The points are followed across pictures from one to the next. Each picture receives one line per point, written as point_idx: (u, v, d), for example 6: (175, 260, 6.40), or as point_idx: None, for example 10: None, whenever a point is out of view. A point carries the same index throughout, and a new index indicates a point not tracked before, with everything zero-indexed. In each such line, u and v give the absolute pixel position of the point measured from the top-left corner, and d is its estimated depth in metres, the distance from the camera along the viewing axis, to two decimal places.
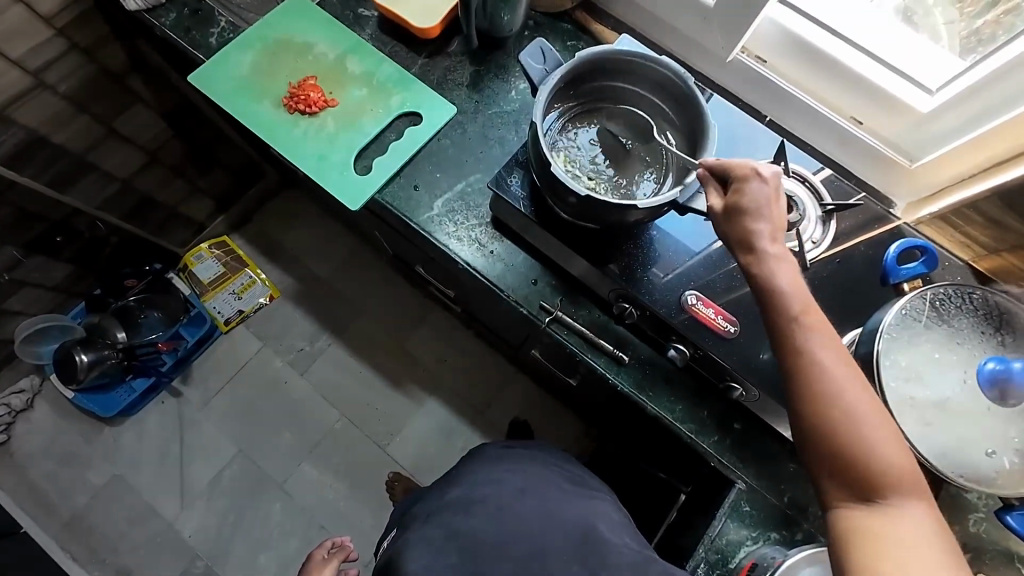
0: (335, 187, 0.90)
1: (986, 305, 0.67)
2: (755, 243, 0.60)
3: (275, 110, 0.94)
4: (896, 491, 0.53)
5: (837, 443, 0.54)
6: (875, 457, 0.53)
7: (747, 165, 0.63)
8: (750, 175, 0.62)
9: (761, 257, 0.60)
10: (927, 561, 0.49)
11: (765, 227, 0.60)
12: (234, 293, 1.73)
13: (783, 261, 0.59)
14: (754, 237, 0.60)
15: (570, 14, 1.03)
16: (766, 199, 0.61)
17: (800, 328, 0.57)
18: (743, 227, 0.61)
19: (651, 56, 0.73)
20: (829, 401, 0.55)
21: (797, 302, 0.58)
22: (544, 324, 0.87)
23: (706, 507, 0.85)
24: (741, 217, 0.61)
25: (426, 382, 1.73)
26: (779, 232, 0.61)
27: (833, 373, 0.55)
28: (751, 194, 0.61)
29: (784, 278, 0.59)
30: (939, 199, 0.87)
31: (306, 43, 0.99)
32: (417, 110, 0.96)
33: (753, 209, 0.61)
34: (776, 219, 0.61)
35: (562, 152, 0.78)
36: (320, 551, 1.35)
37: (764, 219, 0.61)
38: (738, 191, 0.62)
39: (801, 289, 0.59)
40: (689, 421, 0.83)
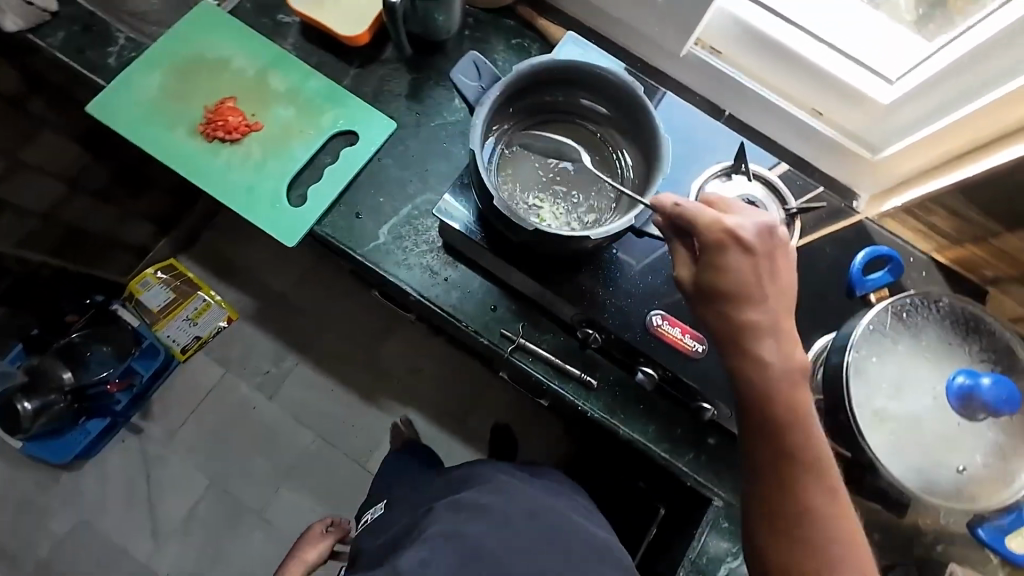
0: (266, 222, 0.82)
1: (954, 315, 0.65)
2: (742, 327, 0.56)
3: (191, 139, 0.84)
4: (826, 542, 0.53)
5: (792, 538, 0.54)
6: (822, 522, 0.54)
7: (728, 224, 0.56)
8: (724, 239, 0.56)
9: (742, 314, 0.56)
10: None
11: (751, 288, 0.56)
12: (188, 319, 1.62)
13: (768, 345, 0.56)
14: (732, 294, 0.56)
15: (513, 9, 0.95)
16: (747, 262, 0.56)
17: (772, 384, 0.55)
18: (719, 308, 0.56)
19: (598, 66, 0.67)
20: (792, 495, 0.54)
21: (770, 361, 0.55)
22: (507, 352, 0.82)
23: (683, 527, 0.84)
24: (718, 299, 0.56)
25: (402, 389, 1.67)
26: (778, 305, 0.56)
27: (808, 467, 0.54)
28: (732, 268, 0.55)
29: (770, 365, 0.55)
30: (900, 191, 0.85)
31: (222, 59, 0.88)
32: (352, 128, 0.87)
33: (731, 268, 0.56)
34: (762, 282, 0.56)
35: (508, 182, 0.73)
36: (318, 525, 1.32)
37: (751, 299, 0.56)
38: (715, 260, 0.56)
39: (790, 376, 0.56)
40: (663, 441, 0.81)
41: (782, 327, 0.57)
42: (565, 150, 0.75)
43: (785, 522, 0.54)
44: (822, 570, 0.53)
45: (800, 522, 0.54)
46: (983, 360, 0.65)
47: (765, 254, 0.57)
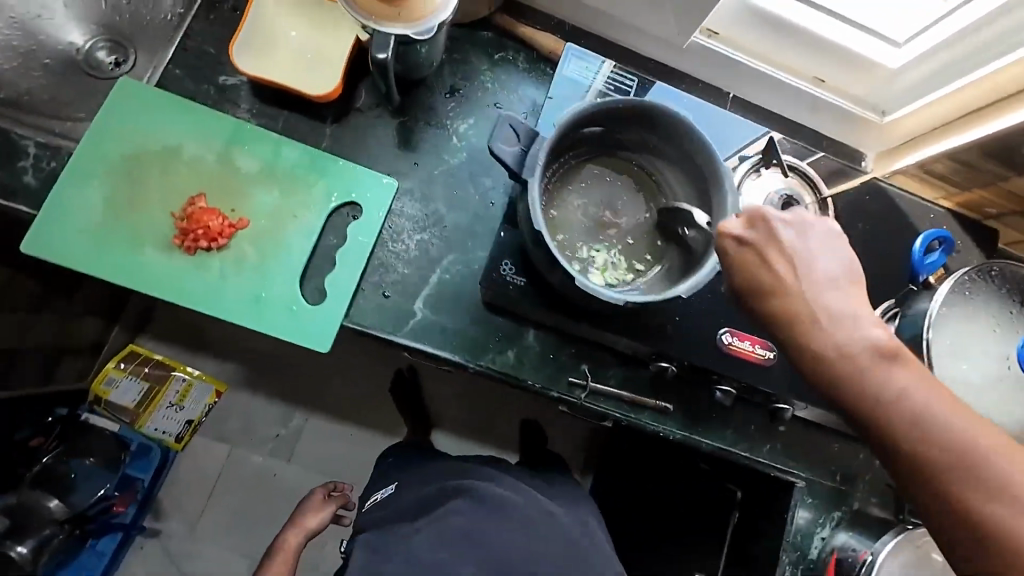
0: (290, 332, 0.72)
1: (1007, 281, 0.68)
2: (782, 329, 0.51)
3: (168, 257, 0.70)
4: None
5: (987, 560, 0.43)
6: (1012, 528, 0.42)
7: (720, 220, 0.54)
8: (719, 240, 0.54)
9: (776, 317, 0.51)
10: None
11: (772, 278, 0.51)
12: (172, 404, 1.49)
13: (826, 339, 0.49)
14: (758, 294, 0.52)
15: (489, 20, 0.84)
16: (751, 251, 0.53)
17: (848, 385, 0.48)
18: (755, 311, 0.52)
19: (654, 102, 0.61)
20: (949, 505, 0.44)
21: (832, 359, 0.49)
22: (581, 399, 0.79)
23: (771, 510, 0.88)
24: (743, 298, 0.53)
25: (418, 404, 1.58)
26: (807, 287, 0.51)
27: (943, 463, 0.44)
28: (743, 262, 0.53)
29: (839, 364, 0.48)
30: (909, 150, 0.86)
31: (170, 148, 0.73)
32: (352, 199, 0.77)
33: (743, 267, 0.53)
34: (781, 264, 0.52)
35: (562, 241, 0.67)
36: (319, 492, 1.28)
37: (777, 291, 0.51)
38: (724, 258, 0.53)
39: (874, 366, 0.48)
40: (741, 441, 0.83)
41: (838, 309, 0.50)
42: (616, 188, 0.70)
43: (971, 541, 0.43)
44: None
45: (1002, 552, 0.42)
46: None
47: (765, 237, 0.52)
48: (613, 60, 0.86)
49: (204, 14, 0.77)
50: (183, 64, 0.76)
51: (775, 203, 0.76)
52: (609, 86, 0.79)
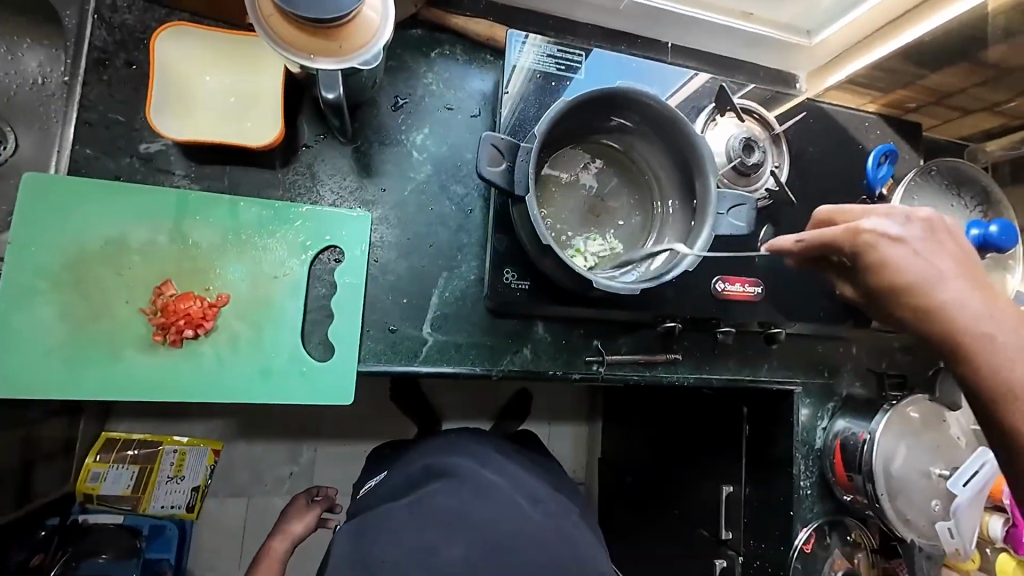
0: (309, 395, 0.70)
1: (944, 175, 0.76)
2: (946, 325, 0.50)
3: (153, 357, 0.65)
4: None
5: None
6: None
7: (869, 226, 0.54)
8: (873, 241, 0.53)
9: (942, 319, 0.50)
10: None
11: (941, 283, 0.51)
12: (171, 477, 1.41)
13: (1002, 348, 0.48)
14: (922, 298, 0.51)
15: (416, 17, 0.79)
16: (915, 259, 0.52)
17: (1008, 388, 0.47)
18: (904, 309, 0.52)
19: (622, 87, 0.62)
20: None
21: (1003, 359, 0.48)
22: (600, 373, 0.83)
23: (778, 416, 0.97)
24: (896, 297, 0.53)
25: (424, 407, 1.45)
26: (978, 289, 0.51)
27: None
28: (899, 263, 0.52)
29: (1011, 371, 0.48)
30: (837, 66, 0.91)
31: (114, 241, 0.65)
32: (330, 243, 0.72)
33: (907, 277, 0.52)
34: (948, 271, 0.51)
35: (560, 238, 0.68)
36: (303, 495, 1.17)
37: (942, 293, 0.51)
38: (873, 262, 0.53)
39: None
40: (744, 368, 0.91)
41: (1005, 321, 0.49)
42: (601, 172, 0.71)
43: None
44: None
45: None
46: (976, 205, 0.77)
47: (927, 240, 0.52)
48: (550, 34, 0.85)
49: (96, 76, 0.67)
50: (92, 141, 0.67)
51: (736, 147, 0.80)
52: (556, 65, 0.77)
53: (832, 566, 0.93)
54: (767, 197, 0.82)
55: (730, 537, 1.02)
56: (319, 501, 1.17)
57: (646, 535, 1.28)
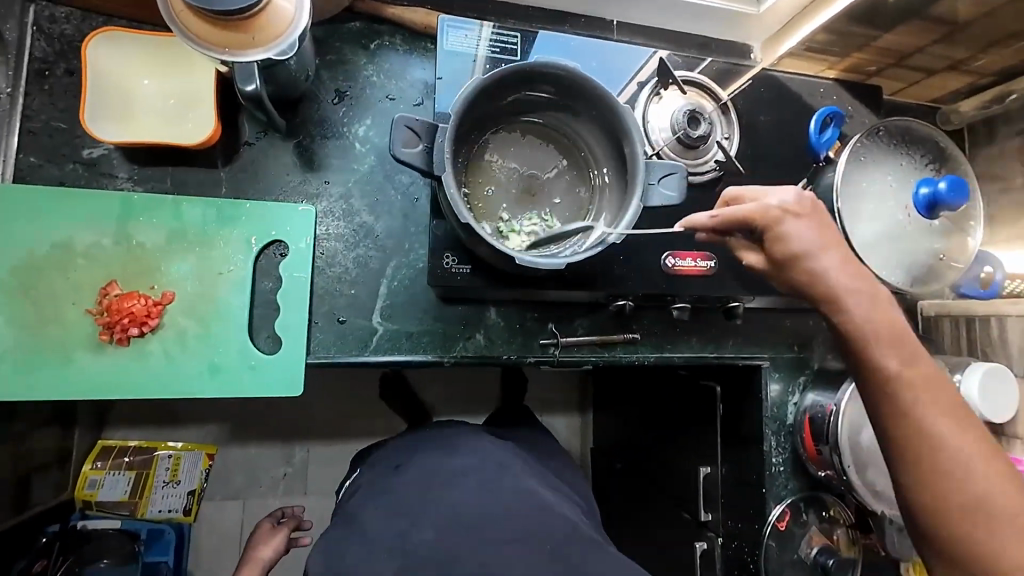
0: (258, 387, 0.71)
1: (891, 135, 0.73)
2: (819, 283, 0.58)
3: (102, 356, 0.66)
4: (979, 487, 0.49)
5: (938, 477, 0.50)
6: (961, 462, 0.50)
7: (776, 203, 0.60)
8: (779, 216, 0.59)
9: (816, 278, 0.58)
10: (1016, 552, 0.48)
11: (821, 253, 0.58)
12: (167, 482, 1.46)
13: (852, 301, 0.57)
14: (810, 260, 0.58)
15: (353, 8, 0.80)
16: (807, 232, 0.59)
17: (859, 331, 0.56)
18: (796, 272, 0.59)
19: (540, 61, 0.61)
20: (925, 436, 0.51)
21: (857, 306, 0.56)
22: (555, 355, 0.83)
23: (749, 392, 0.95)
24: (785, 265, 0.60)
25: (411, 399, 1.45)
26: (842, 256, 0.59)
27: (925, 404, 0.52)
28: (796, 235, 0.58)
29: (859, 318, 0.56)
30: (788, 34, 0.89)
31: (60, 245, 0.67)
32: (274, 238, 0.73)
33: (800, 247, 0.58)
34: (829, 243, 0.59)
35: (495, 220, 0.68)
36: (269, 518, 1.22)
37: (821, 259, 0.58)
38: (777, 232, 0.59)
39: (885, 321, 0.56)
40: (708, 345, 0.89)
41: (865, 286, 0.57)
42: (535, 151, 0.70)
43: (931, 471, 0.51)
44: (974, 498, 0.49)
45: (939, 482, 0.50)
46: (926, 162, 0.74)
47: (813, 217, 0.59)
48: (492, 19, 0.85)
49: (37, 86, 0.69)
50: (35, 149, 0.69)
51: (681, 120, 0.79)
52: (492, 48, 0.76)
53: (809, 543, 0.91)
54: (717, 169, 0.81)
55: (710, 519, 1.00)
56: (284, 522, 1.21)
57: (635, 521, 1.28)
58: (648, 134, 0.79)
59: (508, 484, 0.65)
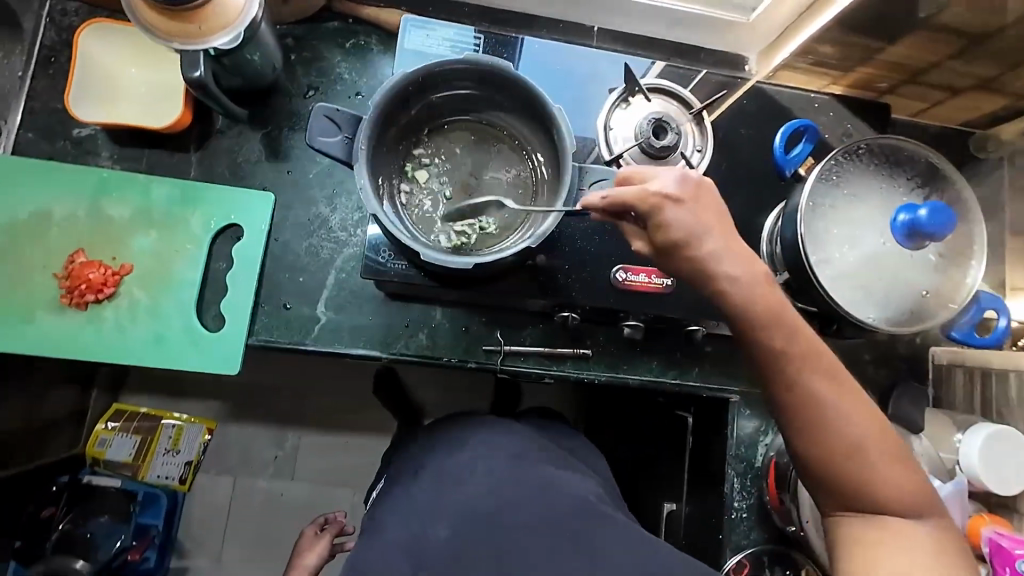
0: (196, 362, 0.73)
1: (871, 154, 0.68)
2: (704, 268, 0.53)
3: (61, 317, 0.72)
4: (860, 452, 0.52)
5: (828, 448, 0.52)
6: (844, 432, 0.51)
7: (655, 189, 0.53)
8: (660, 203, 0.53)
9: (700, 267, 0.54)
10: (894, 501, 0.51)
11: (707, 237, 0.53)
12: (169, 449, 1.29)
13: (734, 285, 0.53)
14: (696, 246, 0.53)
15: (332, 8, 0.83)
16: (689, 217, 0.53)
17: (746, 315, 0.53)
18: (682, 260, 0.54)
19: (469, 59, 0.62)
20: (810, 410, 0.52)
21: (747, 293, 0.53)
22: (500, 364, 0.80)
23: (716, 428, 0.87)
24: (669, 254, 0.55)
25: (404, 397, 1.28)
26: (729, 240, 0.54)
27: (810, 381, 0.52)
28: (676, 223, 0.53)
29: (744, 304, 0.53)
30: (786, 43, 0.82)
31: (39, 213, 0.73)
32: (230, 221, 0.76)
33: (682, 233, 0.53)
34: (714, 226, 0.54)
35: (425, 216, 0.69)
36: (311, 527, 1.18)
37: (703, 243, 0.53)
38: (656, 222, 0.54)
39: (772, 303, 0.53)
40: (669, 371, 0.83)
41: (745, 268, 0.53)
42: (477, 149, 0.71)
43: (820, 441, 0.52)
44: (856, 462, 0.51)
45: (823, 439, 0.52)
46: (907, 187, 0.69)
47: (695, 199, 0.54)
48: (466, 22, 0.85)
49: (42, 71, 0.77)
50: (34, 126, 0.76)
51: (646, 129, 0.74)
52: (451, 49, 0.76)
53: None
54: None
55: None
56: (328, 528, 1.16)
57: None
58: (610, 142, 0.76)
59: (514, 464, 0.62)
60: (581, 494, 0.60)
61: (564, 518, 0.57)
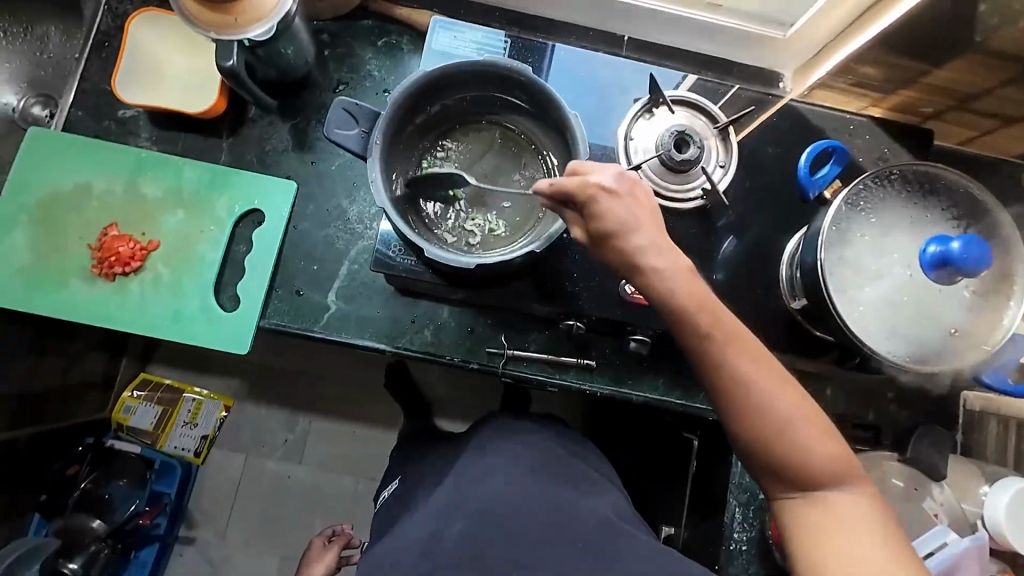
0: (209, 338, 0.76)
1: (904, 181, 0.64)
2: (632, 255, 0.52)
3: (91, 285, 0.76)
4: (789, 435, 0.50)
5: (756, 434, 0.50)
6: (769, 417, 0.49)
7: (592, 180, 0.52)
8: (597, 194, 0.52)
9: (626, 255, 0.52)
10: (827, 484, 0.49)
11: (634, 223, 0.52)
12: (187, 423, 1.33)
13: (659, 272, 0.51)
14: (625, 233, 0.52)
15: (368, 8, 0.85)
16: (619, 205, 0.52)
17: (668, 302, 0.51)
18: (611, 248, 0.53)
19: (493, 62, 0.63)
20: (735, 395, 0.50)
21: (671, 280, 0.51)
22: (501, 368, 0.79)
23: (721, 454, 0.83)
24: (604, 245, 0.53)
25: (415, 393, 1.31)
26: (654, 228, 0.52)
27: (732, 366, 0.50)
28: (607, 213, 0.51)
29: (667, 291, 0.51)
30: (824, 61, 0.79)
31: (80, 187, 0.78)
32: (254, 206, 0.79)
33: (614, 222, 0.52)
34: (642, 213, 0.52)
35: (435, 213, 0.70)
36: (319, 537, 1.21)
37: (630, 230, 0.51)
38: (591, 212, 0.52)
39: (692, 289, 0.51)
40: (676, 390, 0.81)
41: (668, 259, 0.52)
42: (495, 151, 0.72)
43: (749, 427, 0.50)
44: (785, 446, 0.49)
45: (757, 425, 0.50)
46: (943, 218, 0.65)
47: (629, 194, 0.52)
48: (496, 26, 0.86)
49: (96, 55, 0.82)
50: (84, 105, 0.81)
51: (668, 141, 0.73)
52: (478, 51, 0.77)
53: None
54: (702, 198, 0.75)
55: None
56: (337, 541, 1.19)
57: None
58: (630, 152, 0.75)
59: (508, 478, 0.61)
60: (589, 510, 0.59)
61: (554, 540, 0.55)
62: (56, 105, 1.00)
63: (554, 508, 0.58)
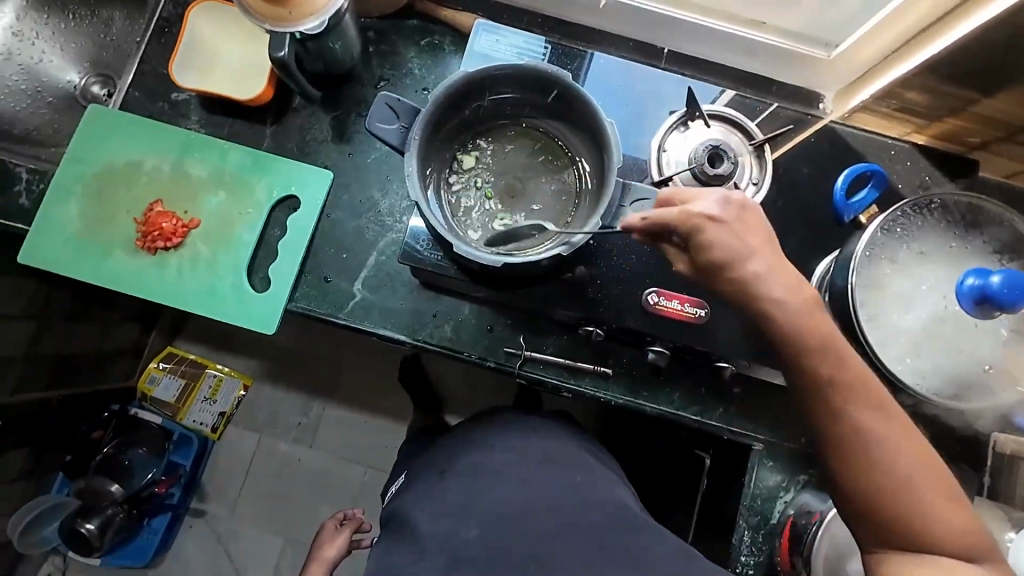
0: (239, 317, 0.79)
1: (945, 211, 0.63)
2: (749, 287, 0.53)
3: (133, 257, 0.80)
4: (907, 490, 0.49)
5: (871, 484, 0.50)
6: (889, 468, 0.49)
7: (698, 210, 0.53)
8: (702, 223, 0.53)
9: (744, 286, 0.53)
10: (943, 546, 0.49)
11: (753, 257, 0.53)
12: (207, 399, 1.37)
13: (782, 307, 0.52)
14: (742, 264, 0.53)
15: (414, 8, 0.88)
16: (732, 235, 0.53)
17: (792, 340, 0.52)
18: (724, 279, 0.54)
19: (534, 66, 0.64)
20: (855, 442, 0.50)
21: (798, 319, 0.52)
22: (517, 369, 0.79)
23: (734, 474, 0.82)
24: (713, 275, 0.55)
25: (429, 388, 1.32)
26: (775, 262, 0.54)
27: (855, 413, 0.51)
28: (717, 244, 0.53)
29: (790, 328, 0.52)
30: (867, 84, 0.78)
31: (132, 163, 0.82)
32: (291, 193, 0.82)
33: (726, 252, 0.53)
34: (759, 247, 0.54)
35: (465, 211, 0.71)
36: (331, 520, 1.22)
37: (745, 259, 0.53)
38: (697, 242, 0.54)
39: (819, 330, 0.52)
40: (691, 405, 0.80)
41: (792, 292, 0.53)
42: (527, 153, 0.73)
43: (867, 477, 0.50)
44: (902, 501, 0.49)
45: (871, 476, 0.50)
46: (982, 251, 0.63)
47: (736, 222, 0.54)
48: (537, 31, 0.87)
49: (156, 39, 0.86)
50: (141, 86, 0.85)
51: (701, 156, 0.73)
52: (517, 54, 0.78)
53: None
54: None
55: None
56: (348, 523, 1.19)
57: None
58: (663, 164, 0.75)
59: (519, 479, 0.61)
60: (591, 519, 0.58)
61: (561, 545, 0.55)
62: (114, 85, 1.05)
63: (562, 512, 0.58)
